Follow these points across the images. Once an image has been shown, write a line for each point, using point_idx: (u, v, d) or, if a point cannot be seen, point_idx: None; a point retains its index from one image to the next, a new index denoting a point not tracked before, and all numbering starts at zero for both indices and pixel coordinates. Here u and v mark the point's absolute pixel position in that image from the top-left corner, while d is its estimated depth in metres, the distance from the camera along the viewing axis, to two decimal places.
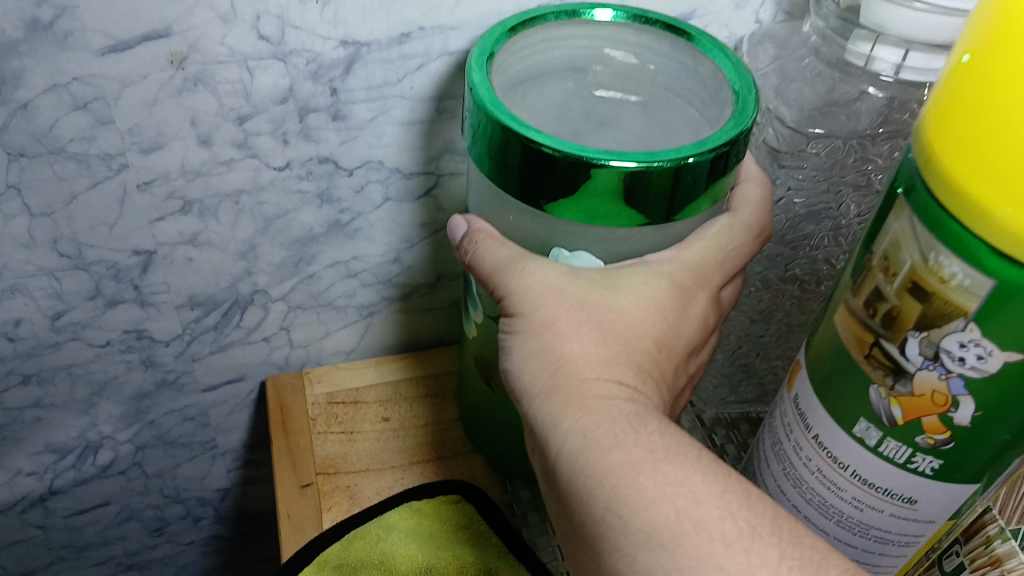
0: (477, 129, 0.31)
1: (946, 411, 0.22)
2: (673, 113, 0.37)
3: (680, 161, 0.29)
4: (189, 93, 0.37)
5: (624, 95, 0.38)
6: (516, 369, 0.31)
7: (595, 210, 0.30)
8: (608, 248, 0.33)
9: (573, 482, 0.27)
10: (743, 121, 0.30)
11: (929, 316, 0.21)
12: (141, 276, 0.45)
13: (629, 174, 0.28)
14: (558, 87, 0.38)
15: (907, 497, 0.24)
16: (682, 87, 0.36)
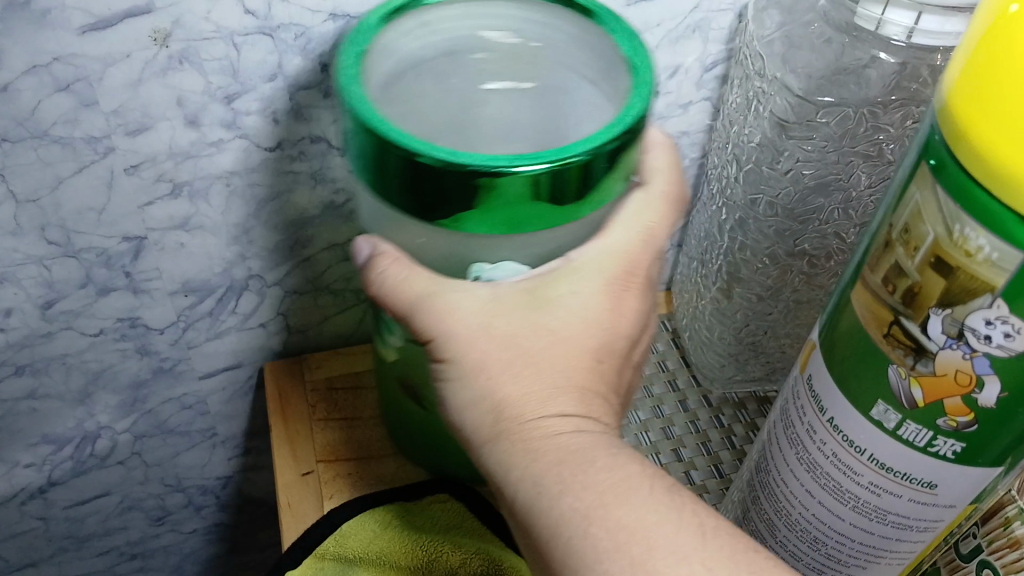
0: (361, 148, 0.29)
1: (970, 392, 0.21)
2: (571, 93, 0.35)
3: (592, 152, 0.28)
4: (175, 72, 0.36)
5: (516, 84, 0.35)
6: (457, 416, 0.30)
7: (516, 218, 0.28)
8: (531, 251, 0.31)
9: (535, 531, 0.27)
10: (645, 81, 0.30)
11: (953, 292, 0.20)
12: (132, 262, 0.43)
13: (541, 176, 0.27)
14: (443, 83, 0.34)
15: (927, 481, 0.23)
16: (570, 62, 0.34)
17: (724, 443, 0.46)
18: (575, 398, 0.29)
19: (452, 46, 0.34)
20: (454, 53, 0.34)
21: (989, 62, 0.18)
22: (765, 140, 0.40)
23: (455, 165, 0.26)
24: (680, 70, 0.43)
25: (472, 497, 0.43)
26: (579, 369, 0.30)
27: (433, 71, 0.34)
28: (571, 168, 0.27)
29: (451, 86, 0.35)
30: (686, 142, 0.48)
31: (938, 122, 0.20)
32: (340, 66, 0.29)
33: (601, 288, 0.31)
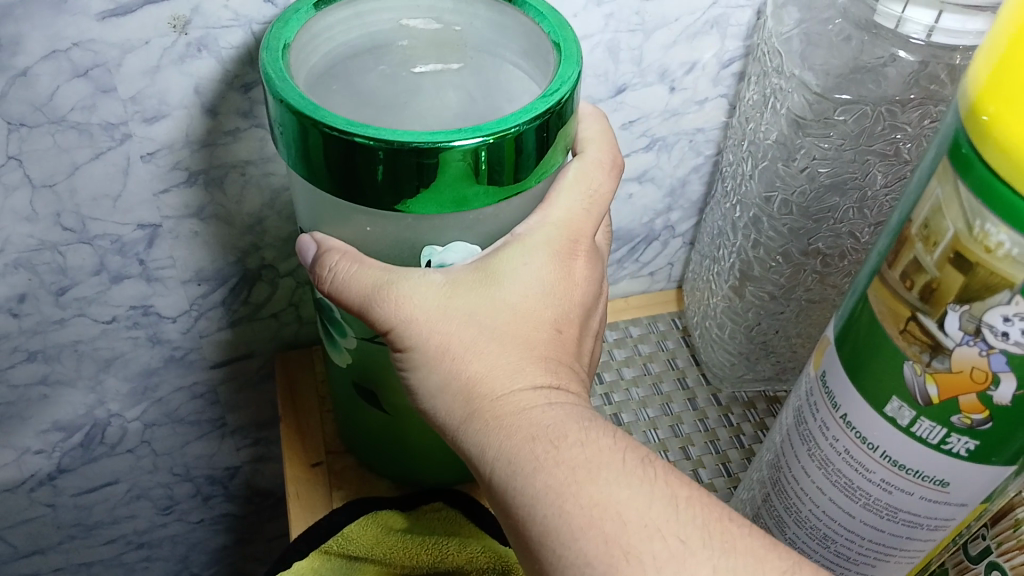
0: (296, 140, 0.30)
1: (986, 389, 0.20)
2: (498, 69, 0.36)
3: (526, 124, 0.29)
4: (192, 60, 0.36)
5: (444, 65, 0.36)
6: (427, 404, 0.30)
7: (463, 196, 0.30)
8: (478, 230, 0.33)
9: (513, 511, 0.27)
10: (572, 54, 0.32)
11: (971, 287, 0.19)
12: (146, 250, 0.44)
13: (478, 149, 0.29)
14: (372, 70, 0.35)
15: (939, 480, 0.23)
16: (497, 44, 0.36)
17: (734, 442, 0.46)
18: (539, 368, 0.29)
19: (376, 39, 0.36)
20: (379, 45, 0.36)
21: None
22: (781, 138, 0.40)
23: (395, 143, 0.28)
24: (697, 66, 0.43)
25: (459, 496, 0.44)
26: (539, 340, 0.30)
27: (359, 64, 0.35)
28: (508, 140, 0.29)
29: (380, 71, 0.35)
30: (701, 139, 0.48)
31: (964, 116, 0.19)
32: (264, 63, 0.30)
33: (550, 257, 0.31)
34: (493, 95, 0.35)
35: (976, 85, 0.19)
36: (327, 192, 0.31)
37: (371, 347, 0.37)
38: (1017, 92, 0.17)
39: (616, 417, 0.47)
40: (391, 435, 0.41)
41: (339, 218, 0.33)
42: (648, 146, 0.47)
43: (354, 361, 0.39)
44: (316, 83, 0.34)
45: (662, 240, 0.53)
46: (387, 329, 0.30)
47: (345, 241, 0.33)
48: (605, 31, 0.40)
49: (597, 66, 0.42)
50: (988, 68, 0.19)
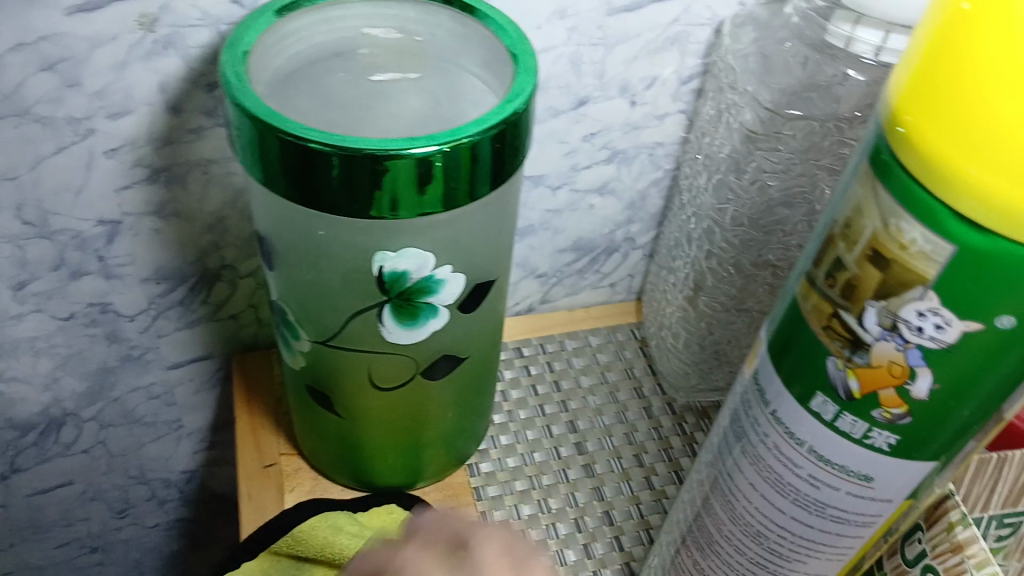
0: (252, 143, 0.30)
1: (903, 383, 0.21)
2: (457, 79, 0.36)
3: (480, 136, 0.30)
4: (159, 57, 0.37)
5: (402, 74, 0.36)
6: None
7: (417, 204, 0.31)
8: (432, 237, 0.32)
9: None
10: (529, 67, 0.33)
11: (888, 284, 0.20)
12: (106, 246, 0.44)
13: (433, 157, 0.29)
14: (331, 76, 0.35)
15: (864, 474, 0.24)
16: (456, 54, 0.37)
17: (687, 450, 0.47)
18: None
19: (337, 46, 0.36)
20: (342, 52, 0.36)
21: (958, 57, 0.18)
22: (733, 152, 0.42)
23: (349, 149, 0.28)
24: (657, 81, 0.45)
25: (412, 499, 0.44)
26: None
27: (319, 71, 0.35)
28: (462, 150, 0.30)
29: (337, 76, 0.35)
30: (661, 153, 0.49)
31: (882, 122, 0.20)
32: (223, 66, 0.31)
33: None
34: (451, 101, 0.35)
35: (894, 92, 0.20)
36: (281, 195, 0.31)
37: (324, 349, 0.37)
38: (923, 112, 0.19)
39: (572, 424, 0.48)
40: (344, 435, 0.42)
41: (292, 227, 0.33)
42: (609, 158, 0.48)
43: (308, 364, 0.39)
44: (274, 84, 0.34)
45: (622, 252, 0.54)
46: None
47: (299, 240, 0.33)
48: (569, 43, 0.41)
49: (560, 77, 0.43)
50: (904, 75, 0.20)
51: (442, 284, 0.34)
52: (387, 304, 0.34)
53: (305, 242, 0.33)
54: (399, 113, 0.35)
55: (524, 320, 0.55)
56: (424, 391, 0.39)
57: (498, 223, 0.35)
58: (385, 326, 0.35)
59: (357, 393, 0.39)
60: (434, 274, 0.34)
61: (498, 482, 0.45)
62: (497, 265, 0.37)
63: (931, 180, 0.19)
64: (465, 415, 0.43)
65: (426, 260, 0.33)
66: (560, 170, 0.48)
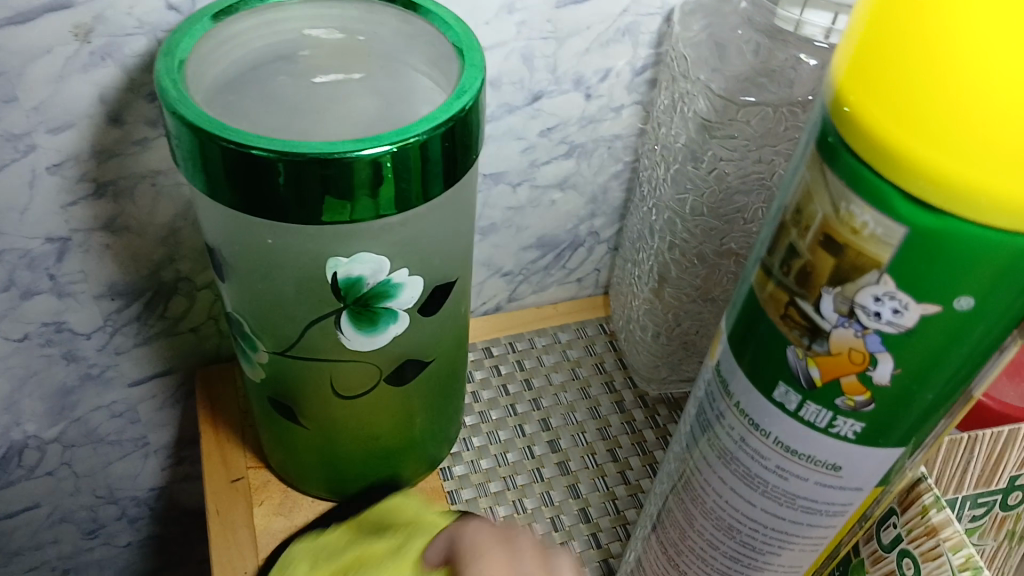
0: (193, 152, 0.29)
1: (864, 369, 0.21)
2: (404, 79, 0.35)
3: (430, 134, 0.29)
4: (96, 68, 0.36)
5: (346, 74, 0.35)
6: None
7: (369, 207, 0.30)
8: (386, 240, 0.32)
9: None
10: (476, 62, 0.32)
11: (842, 269, 0.20)
12: (57, 264, 0.43)
13: (381, 158, 0.28)
14: (273, 80, 0.35)
15: (832, 463, 0.24)
16: (401, 52, 0.36)
17: (661, 443, 0.47)
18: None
19: (277, 49, 0.35)
20: (283, 56, 0.35)
21: (906, 32, 0.18)
22: (690, 141, 0.41)
23: (294, 153, 0.28)
24: (611, 73, 0.44)
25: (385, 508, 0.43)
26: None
27: (260, 75, 0.35)
28: (412, 149, 0.29)
29: (279, 81, 0.35)
30: (619, 145, 0.48)
31: (828, 105, 0.20)
32: (160, 74, 0.30)
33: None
34: (398, 103, 0.35)
35: (839, 71, 0.19)
36: (227, 204, 0.30)
37: (284, 359, 0.36)
38: (867, 92, 0.18)
39: (544, 422, 0.48)
40: (310, 446, 0.41)
41: (241, 236, 0.32)
42: (568, 152, 0.47)
43: (268, 376, 0.38)
44: (215, 92, 0.33)
45: (587, 246, 0.54)
46: None
47: (248, 249, 0.32)
48: (519, 38, 0.41)
49: (513, 73, 0.42)
50: (849, 55, 0.19)
51: (400, 288, 0.33)
52: (345, 310, 0.33)
53: (255, 252, 0.32)
54: (343, 114, 0.34)
55: (491, 319, 0.54)
56: (388, 397, 0.39)
57: (455, 224, 0.35)
58: (344, 333, 0.34)
59: (320, 403, 0.38)
60: (391, 278, 0.33)
61: (471, 485, 0.45)
62: (456, 266, 0.36)
63: (879, 161, 0.18)
64: (430, 420, 0.42)
65: (382, 264, 0.32)
66: (519, 166, 0.47)
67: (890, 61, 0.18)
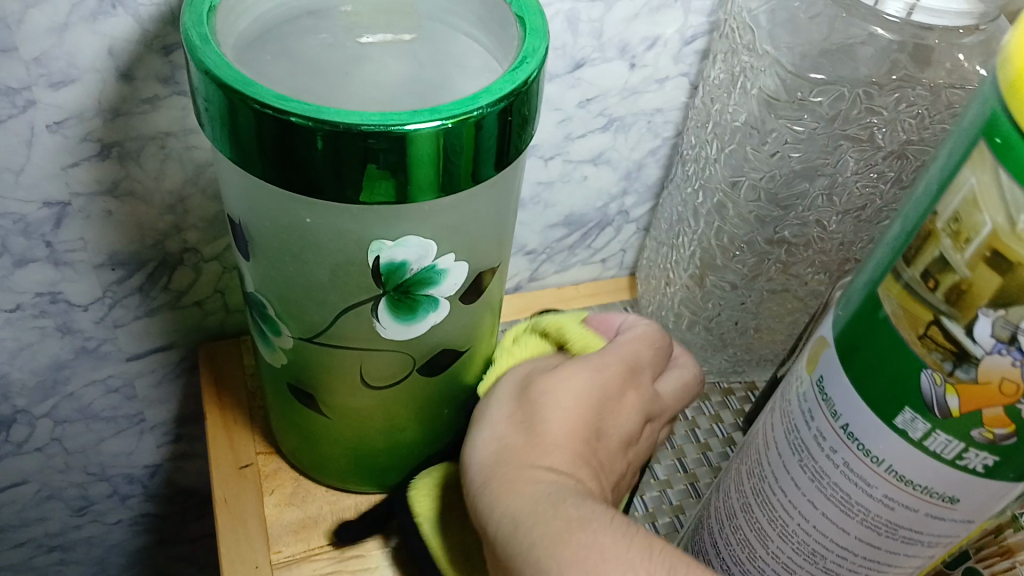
0: (224, 118, 0.26)
1: (1015, 402, 0.18)
2: (452, 44, 0.32)
3: (490, 108, 0.26)
4: (106, 17, 0.32)
5: (394, 35, 0.32)
6: (497, 444, 0.33)
7: (416, 187, 0.27)
8: (434, 223, 0.29)
9: (508, 455, 0.32)
10: (536, 27, 0.29)
11: (1009, 290, 0.17)
12: (53, 231, 0.39)
13: (436, 133, 0.25)
14: (311, 39, 0.31)
15: (950, 496, 0.21)
16: (448, 13, 0.33)
17: (689, 437, 0.43)
18: (563, 457, 0.32)
19: (313, 4, 0.32)
20: (317, 10, 0.32)
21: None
22: (750, 119, 0.38)
23: (340, 125, 0.24)
24: (659, 42, 0.41)
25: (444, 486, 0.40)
26: (582, 438, 0.33)
27: (296, 32, 0.31)
28: (468, 125, 0.26)
29: (317, 39, 0.31)
30: (660, 120, 0.45)
31: (1004, 95, 0.17)
32: (187, 28, 0.27)
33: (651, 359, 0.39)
34: (443, 69, 0.31)
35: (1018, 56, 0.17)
36: (259, 178, 0.27)
37: (310, 346, 0.33)
38: None
39: None
40: (331, 435, 0.38)
41: (273, 215, 0.29)
42: (605, 126, 0.44)
43: (290, 361, 0.35)
44: (243, 49, 0.29)
45: (615, 226, 0.51)
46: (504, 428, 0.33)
47: (281, 229, 0.29)
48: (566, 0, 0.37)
49: (556, 38, 0.39)
50: None
51: (444, 275, 0.31)
52: (383, 297, 0.30)
53: (286, 232, 0.29)
54: (388, 79, 0.31)
55: (512, 300, 0.52)
56: (421, 388, 0.36)
57: (504, 206, 0.32)
58: (379, 321, 0.31)
59: (346, 391, 0.35)
60: (436, 264, 0.30)
61: None
62: (499, 251, 0.33)
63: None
64: (463, 411, 0.40)
65: (427, 249, 0.29)
66: (553, 140, 0.44)
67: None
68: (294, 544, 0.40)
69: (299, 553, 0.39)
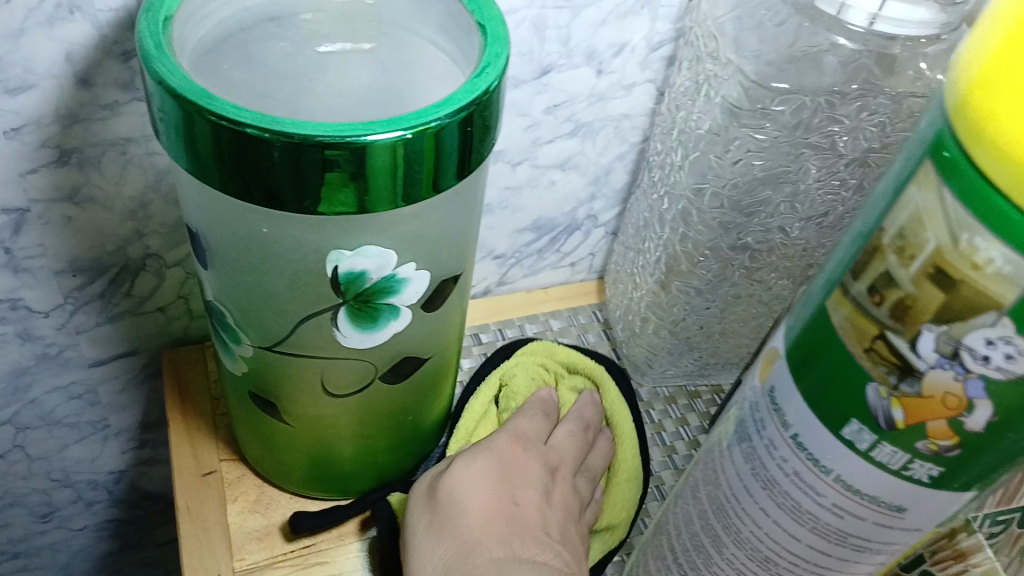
0: (179, 128, 0.26)
1: (958, 415, 0.18)
2: (414, 51, 0.32)
3: (450, 118, 0.26)
4: (63, 22, 0.32)
5: (355, 44, 0.32)
6: (425, 544, 0.34)
7: (375, 197, 0.27)
8: (395, 233, 0.29)
9: (445, 555, 0.33)
10: (499, 36, 0.29)
11: (953, 307, 0.17)
12: (12, 238, 0.39)
13: (396, 145, 0.25)
14: (271, 46, 0.31)
15: (896, 504, 0.21)
16: (412, 20, 0.32)
17: (656, 440, 0.45)
18: (493, 541, 0.34)
19: (274, 10, 0.31)
20: (278, 18, 0.31)
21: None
22: (713, 127, 0.38)
23: (297, 136, 0.24)
24: (626, 48, 0.41)
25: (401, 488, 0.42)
26: (505, 517, 0.35)
27: (255, 39, 0.31)
28: (428, 135, 0.26)
29: (276, 47, 0.31)
30: (628, 125, 0.45)
31: (951, 117, 0.17)
32: (141, 37, 0.26)
33: (550, 420, 0.42)
34: (406, 78, 0.31)
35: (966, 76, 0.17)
36: (215, 189, 0.27)
37: (269, 356, 0.33)
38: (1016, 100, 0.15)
39: None
40: (294, 443, 0.38)
41: (230, 224, 0.29)
42: (572, 132, 0.44)
43: (251, 370, 0.35)
44: (203, 56, 0.29)
45: (584, 230, 0.51)
46: (426, 527, 0.35)
47: (239, 238, 0.29)
48: (532, 6, 0.37)
49: (521, 44, 0.39)
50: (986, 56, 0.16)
51: (405, 284, 0.30)
52: (344, 306, 0.30)
53: (243, 242, 0.29)
54: (347, 87, 0.31)
55: (478, 303, 0.52)
56: (383, 397, 0.36)
57: (466, 214, 0.32)
58: (340, 330, 0.31)
59: (307, 400, 0.35)
60: (397, 272, 0.30)
61: None
62: (462, 259, 0.33)
63: (985, 202, 0.16)
64: (427, 417, 0.40)
65: (388, 258, 0.29)
66: (520, 145, 0.44)
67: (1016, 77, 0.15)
68: (257, 552, 0.40)
69: (263, 561, 0.39)
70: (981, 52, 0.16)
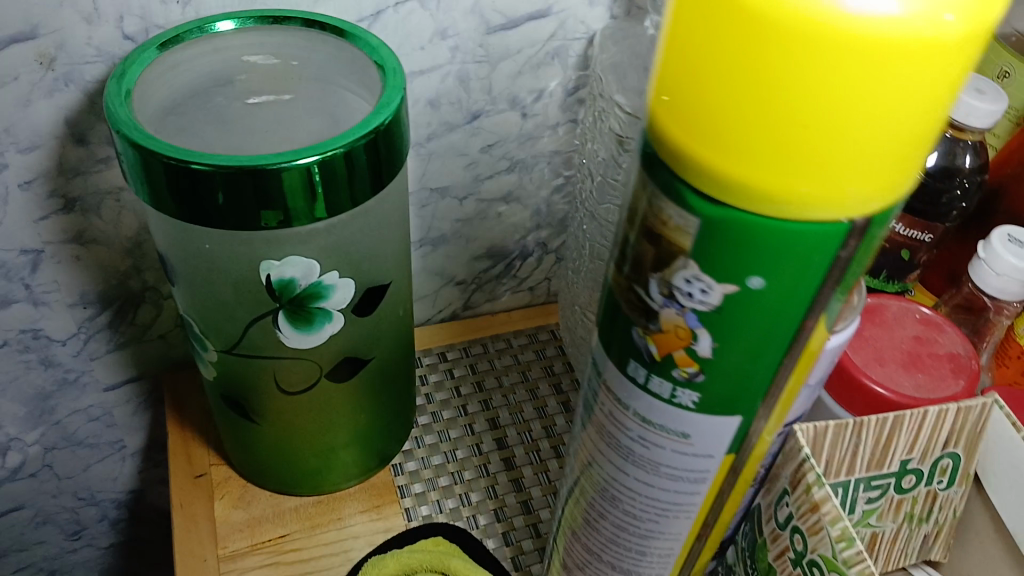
0: (137, 168, 0.33)
1: (689, 344, 0.24)
2: (332, 94, 0.38)
3: (351, 145, 0.32)
4: (60, 93, 0.39)
5: (276, 96, 0.38)
6: None
7: (296, 212, 0.33)
8: (316, 246, 0.35)
9: None
10: (398, 84, 0.35)
11: (661, 255, 0.23)
12: (31, 275, 0.46)
13: (309, 168, 0.32)
14: (208, 103, 0.37)
15: (680, 431, 0.27)
16: (331, 73, 0.39)
17: (538, 479, 0.49)
18: None
19: (218, 74, 0.38)
20: (219, 80, 0.38)
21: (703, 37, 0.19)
22: (609, 155, 0.45)
23: (227, 165, 0.31)
24: (544, 94, 0.48)
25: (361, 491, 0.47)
26: None
27: (197, 99, 0.37)
28: (335, 160, 0.32)
29: (214, 103, 0.37)
30: (557, 162, 0.52)
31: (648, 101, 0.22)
32: (107, 99, 0.33)
33: None
34: (325, 116, 0.37)
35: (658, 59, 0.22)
36: (169, 215, 0.34)
37: (230, 360, 0.40)
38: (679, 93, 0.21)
39: (500, 441, 0.51)
40: (263, 441, 0.44)
41: (184, 244, 0.36)
42: (510, 168, 0.51)
43: (219, 374, 0.41)
44: (158, 114, 0.36)
45: (536, 256, 0.57)
46: None
47: (193, 256, 0.36)
48: (454, 62, 0.44)
49: (450, 93, 0.46)
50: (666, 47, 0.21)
51: (332, 289, 0.37)
52: (280, 310, 0.37)
53: (196, 259, 0.36)
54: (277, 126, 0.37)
55: (445, 326, 0.58)
56: (333, 394, 0.42)
57: (384, 231, 0.38)
58: (281, 332, 0.38)
59: (268, 399, 0.42)
60: (322, 280, 0.36)
61: (422, 480, 0.49)
62: (388, 270, 0.40)
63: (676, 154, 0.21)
64: (381, 415, 0.46)
65: (311, 267, 0.35)
66: (464, 181, 0.50)
67: (706, 48, 0.19)
68: (238, 541, 0.45)
69: (243, 548, 0.45)
70: (680, 17, 0.20)
